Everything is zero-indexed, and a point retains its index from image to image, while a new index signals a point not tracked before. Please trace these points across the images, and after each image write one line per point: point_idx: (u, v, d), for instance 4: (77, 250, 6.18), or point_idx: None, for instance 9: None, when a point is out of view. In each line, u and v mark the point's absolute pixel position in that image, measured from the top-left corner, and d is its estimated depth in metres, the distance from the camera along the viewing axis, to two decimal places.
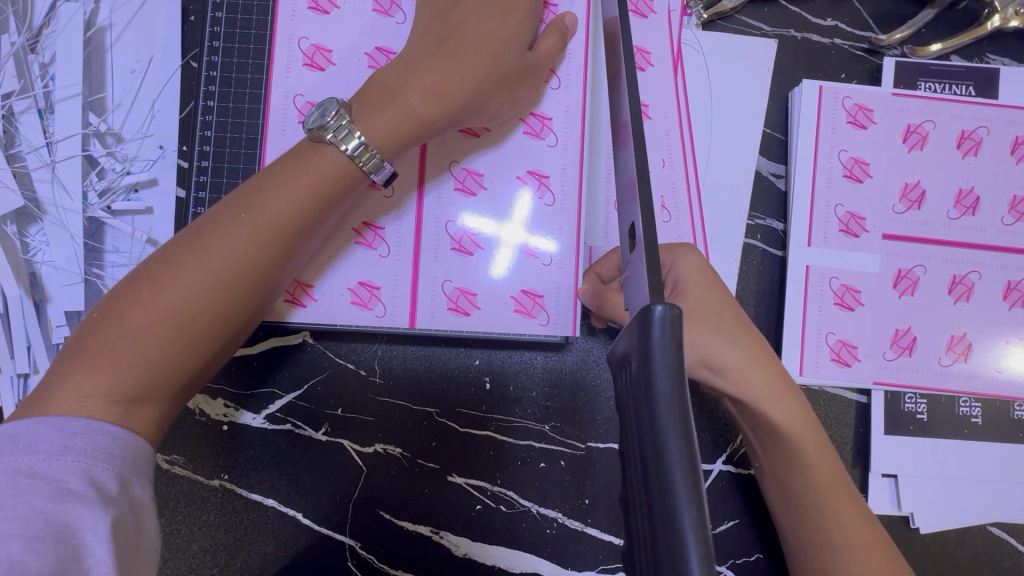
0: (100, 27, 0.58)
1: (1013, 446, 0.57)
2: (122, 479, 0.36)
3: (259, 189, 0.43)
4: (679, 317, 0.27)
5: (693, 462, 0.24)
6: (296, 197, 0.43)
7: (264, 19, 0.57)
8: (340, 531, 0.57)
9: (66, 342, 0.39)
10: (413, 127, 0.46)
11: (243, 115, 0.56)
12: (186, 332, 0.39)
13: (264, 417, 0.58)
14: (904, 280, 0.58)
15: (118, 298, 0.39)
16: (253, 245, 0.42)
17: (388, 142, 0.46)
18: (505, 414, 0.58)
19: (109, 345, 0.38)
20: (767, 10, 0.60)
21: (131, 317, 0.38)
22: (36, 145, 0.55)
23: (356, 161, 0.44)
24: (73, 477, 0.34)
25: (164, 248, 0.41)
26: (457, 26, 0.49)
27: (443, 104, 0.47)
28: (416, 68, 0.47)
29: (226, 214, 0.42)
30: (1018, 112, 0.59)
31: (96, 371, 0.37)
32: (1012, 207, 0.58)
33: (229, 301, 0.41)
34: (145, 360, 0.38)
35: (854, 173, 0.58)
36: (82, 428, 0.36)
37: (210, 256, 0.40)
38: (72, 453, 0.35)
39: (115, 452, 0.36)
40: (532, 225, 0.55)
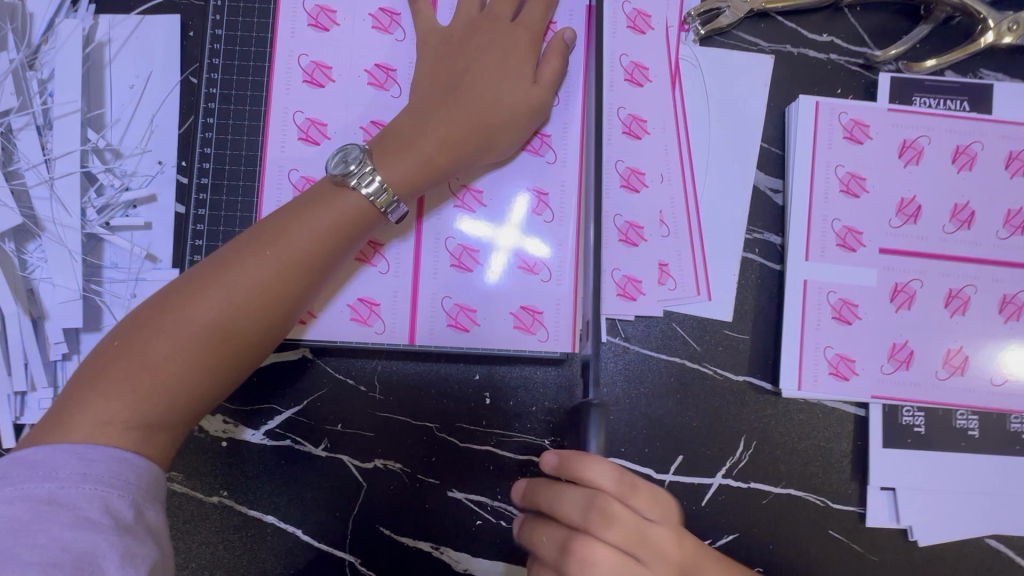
0: (99, 43, 0.58)
1: (1010, 458, 0.58)
2: (136, 507, 0.36)
3: (285, 221, 0.45)
4: None
5: None
6: (319, 234, 0.45)
7: (264, 36, 0.57)
8: (340, 547, 0.57)
9: (87, 365, 0.40)
10: (428, 170, 0.49)
11: (243, 132, 0.56)
12: (204, 359, 0.41)
13: (263, 433, 0.58)
14: (901, 294, 0.58)
15: (142, 321, 0.41)
16: (278, 276, 0.43)
17: (406, 187, 0.48)
18: (505, 430, 0.58)
19: (132, 372, 0.39)
20: (763, 26, 0.61)
21: (153, 341, 0.40)
22: (35, 162, 0.55)
23: (377, 205, 0.47)
24: (90, 505, 0.34)
25: (190, 273, 0.43)
26: (464, 69, 0.51)
27: (453, 148, 0.49)
28: (429, 118, 0.50)
29: (251, 244, 0.44)
30: (1011, 127, 0.59)
31: (116, 395, 0.39)
32: (1007, 221, 0.59)
33: (248, 329, 0.42)
34: (165, 384, 0.40)
35: (850, 188, 0.59)
36: (98, 455, 0.36)
37: (234, 289, 0.42)
38: (89, 480, 0.35)
39: (131, 479, 0.37)
40: (531, 241, 0.55)
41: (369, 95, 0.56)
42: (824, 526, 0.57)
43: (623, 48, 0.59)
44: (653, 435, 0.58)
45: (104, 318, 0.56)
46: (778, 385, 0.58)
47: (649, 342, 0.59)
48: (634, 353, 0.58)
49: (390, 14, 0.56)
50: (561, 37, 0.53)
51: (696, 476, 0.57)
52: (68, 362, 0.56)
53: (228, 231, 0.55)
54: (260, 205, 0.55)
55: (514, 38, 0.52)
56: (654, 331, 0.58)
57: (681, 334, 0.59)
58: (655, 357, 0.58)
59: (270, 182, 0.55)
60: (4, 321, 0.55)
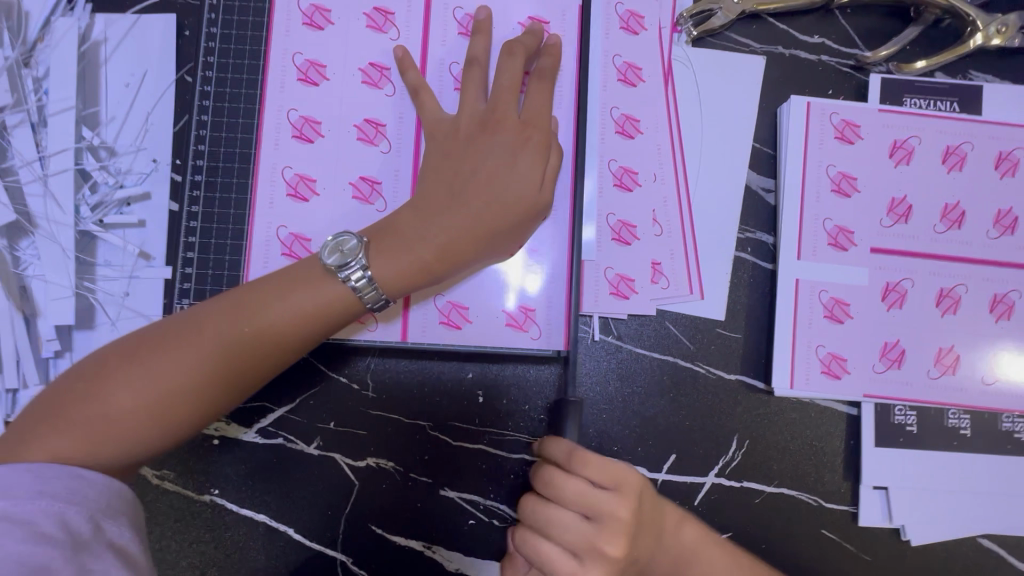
0: (95, 41, 0.59)
1: (1002, 458, 0.58)
2: (94, 521, 0.37)
3: (265, 290, 0.46)
4: None
5: None
6: (299, 312, 0.45)
7: (259, 35, 0.57)
8: (332, 546, 0.57)
9: (49, 390, 0.42)
10: (420, 271, 0.48)
11: (237, 130, 0.56)
12: (160, 419, 0.42)
13: (256, 431, 0.58)
14: (892, 293, 0.58)
15: (106, 367, 0.42)
16: (246, 345, 0.44)
17: (397, 285, 0.48)
18: (498, 428, 0.58)
19: (88, 415, 0.40)
20: (755, 27, 0.62)
21: (111, 393, 0.40)
22: (29, 160, 0.56)
23: (359, 294, 0.47)
24: (45, 519, 0.35)
25: (161, 325, 0.44)
26: (470, 177, 0.50)
27: (447, 256, 0.49)
28: (428, 222, 0.49)
29: (225, 309, 0.45)
30: (1001, 127, 0.60)
31: (69, 435, 0.39)
32: (997, 221, 0.59)
33: (207, 391, 0.43)
34: (118, 438, 0.40)
35: (842, 188, 0.59)
36: (57, 473, 0.37)
37: (205, 350, 0.43)
38: (46, 497, 0.36)
39: (89, 494, 0.38)
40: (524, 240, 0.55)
41: (363, 94, 0.56)
42: (816, 525, 0.57)
43: (616, 49, 0.59)
44: (646, 434, 0.58)
45: (97, 315, 0.56)
46: (770, 384, 0.58)
47: (643, 341, 0.59)
48: (627, 351, 0.59)
49: (384, 14, 0.57)
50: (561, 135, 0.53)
51: (689, 474, 0.57)
52: (60, 359, 0.56)
53: (222, 228, 0.55)
54: (253, 203, 0.55)
55: (523, 134, 0.51)
56: (648, 329, 0.59)
57: (675, 333, 0.59)
58: (648, 356, 0.59)
59: (264, 178, 0.55)
60: None
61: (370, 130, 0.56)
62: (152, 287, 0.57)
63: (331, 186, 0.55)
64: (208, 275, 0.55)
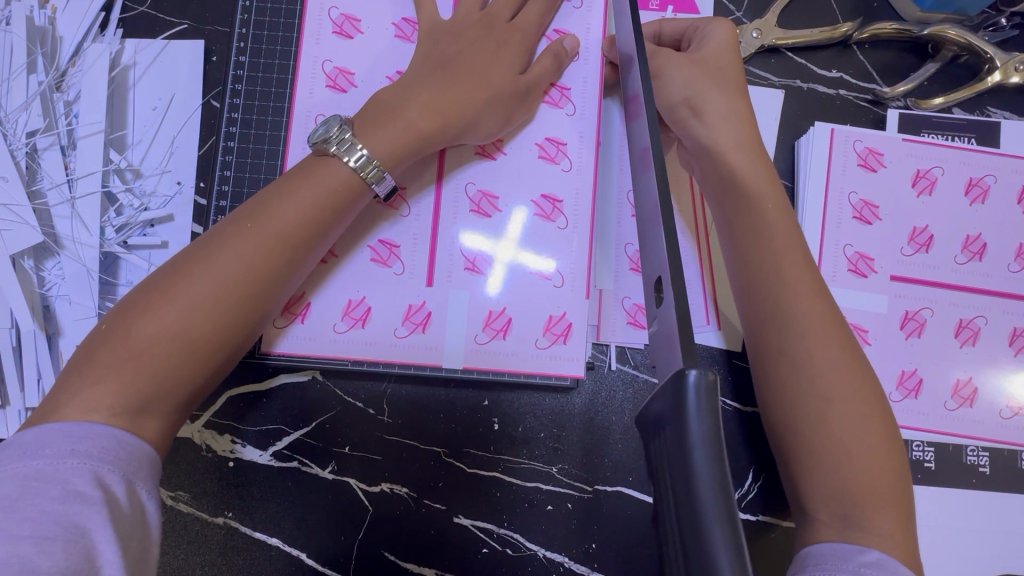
0: (124, 66, 0.60)
1: (1020, 495, 0.57)
2: (128, 484, 0.37)
3: (302, 171, 0.47)
4: (714, 382, 0.25)
5: (737, 545, 0.23)
6: (304, 208, 0.45)
7: (286, 64, 0.59)
8: (344, 572, 0.57)
9: (74, 354, 0.40)
10: (414, 139, 0.49)
11: (263, 156, 0.57)
12: (190, 347, 0.40)
13: (270, 454, 0.58)
14: (911, 321, 0.58)
15: (124, 312, 0.41)
16: (270, 251, 0.44)
17: (388, 155, 0.48)
18: (512, 455, 0.58)
19: (117, 353, 0.39)
20: (774, 61, 0.62)
21: (135, 331, 0.40)
22: (57, 182, 0.57)
23: (361, 174, 0.47)
24: (80, 478, 0.35)
25: (168, 263, 0.43)
26: (457, 57, 0.53)
27: (440, 121, 0.50)
28: (414, 88, 0.51)
29: (228, 229, 0.44)
30: (1022, 161, 0.60)
31: (106, 378, 0.38)
32: (1017, 255, 0.59)
33: (289, 283, 0.46)
34: (160, 388, 0.40)
35: (863, 215, 0.59)
36: (87, 432, 0.37)
37: (214, 269, 0.42)
38: (78, 455, 0.36)
39: (121, 455, 0.37)
40: (522, 242, 0.56)
41: (358, 85, 0.56)
42: None
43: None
44: None
45: None
46: None
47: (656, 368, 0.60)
48: (643, 381, 0.59)
49: (412, 25, 0.57)
50: (560, 43, 0.55)
51: None
52: None
53: None
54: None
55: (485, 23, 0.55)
56: None
57: None
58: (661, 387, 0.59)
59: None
60: (20, 335, 0.55)
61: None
62: None
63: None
64: None
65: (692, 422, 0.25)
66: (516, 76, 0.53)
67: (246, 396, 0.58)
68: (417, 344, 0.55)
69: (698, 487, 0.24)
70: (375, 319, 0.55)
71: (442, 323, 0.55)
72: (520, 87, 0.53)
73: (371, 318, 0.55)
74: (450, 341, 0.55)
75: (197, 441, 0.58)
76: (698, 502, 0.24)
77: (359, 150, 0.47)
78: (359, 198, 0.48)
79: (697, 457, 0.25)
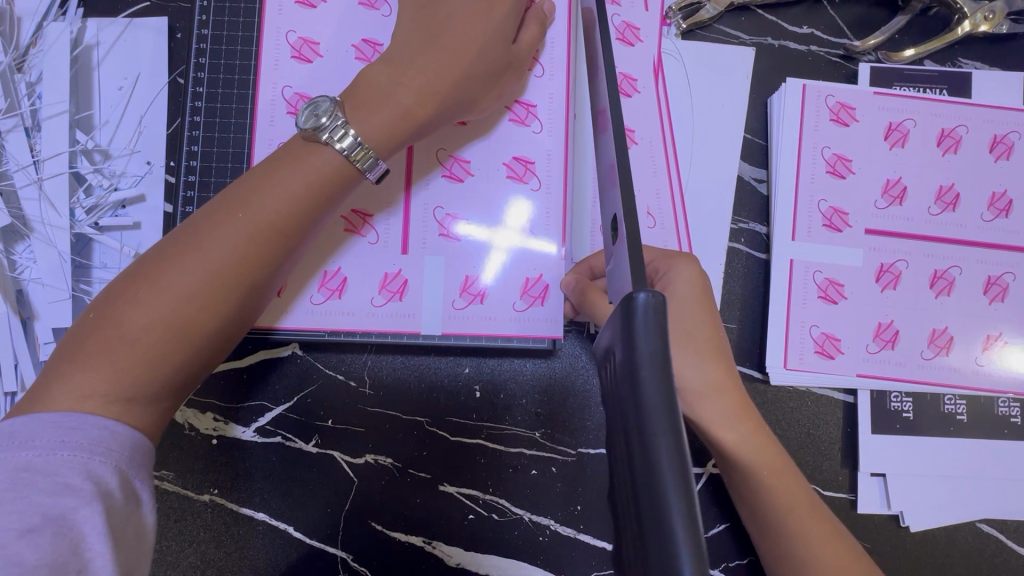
0: (87, 45, 0.59)
1: (998, 442, 0.58)
2: (121, 475, 0.36)
3: (289, 152, 0.45)
4: (663, 303, 0.26)
5: (681, 450, 0.23)
6: (294, 193, 0.44)
7: (250, 36, 0.57)
8: (331, 543, 0.57)
9: (64, 340, 0.39)
10: (404, 120, 0.46)
11: (230, 130, 0.57)
12: (180, 332, 0.40)
13: (254, 430, 0.58)
14: (886, 274, 0.58)
15: (111, 295, 0.40)
16: (259, 235, 0.42)
17: (382, 143, 0.46)
18: (495, 422, 0.58)
19: (109, 342, 0.38)
20: (744, 19, 0.62)
21: (124, 316, 0.39)
22: (23, 163, 0.56)
23: (352, 160, 0.45)
24: (73, 472, 0.34)
25: (154, 249, 0.41)
26: (449, 23, 0.48)
27: (431, 96, 0.46)
28: (407, 64, 0.47)
29: (214, 212, 0.43)
30: (995, 110, 0.60)
31: (98, 367, 0.38)
32: (992, 204, 0.59)
33: (280, 268, 0.45)
34: (153, 377, 0.39)
35: (837, 169, 0.59)
36: (79, 423, 0.36)
37: (205, 257, 0.41)
38: (69, 447, 0.35)
39: (113, 446, 0.37)
40: (530, 229, 0.56)
41: (322, 60, 0.56)
42: None
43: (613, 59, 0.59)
44: None
45: None
46: (766, 371, 0.58)
47: None
48: None
49: None
50: (540, 7, 0.54)
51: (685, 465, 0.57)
52: None
53: None
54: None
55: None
56: None
57: None
58: None
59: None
60: None
61: (301, 104, 0.55)
62: None
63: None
64: None
65: (640, 342, 0.25)
66: (510, 44, 0.50)
67: (226, 374, 0.58)
68: (394, 312, 0.55)
69: (643, 399, 0.24)
70: (351, 290, 0.55)
71: (418, 292, 0.55)
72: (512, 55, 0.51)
73: (348, 288, 0.55)
74: (427, 310, 0.55)
75: (180, 420, 0.57)
76: (643, 413, 0.24)
77: (349, 134, 0.45)
78: (349, 181, 0.46)
79: (642, 364, 0.25)
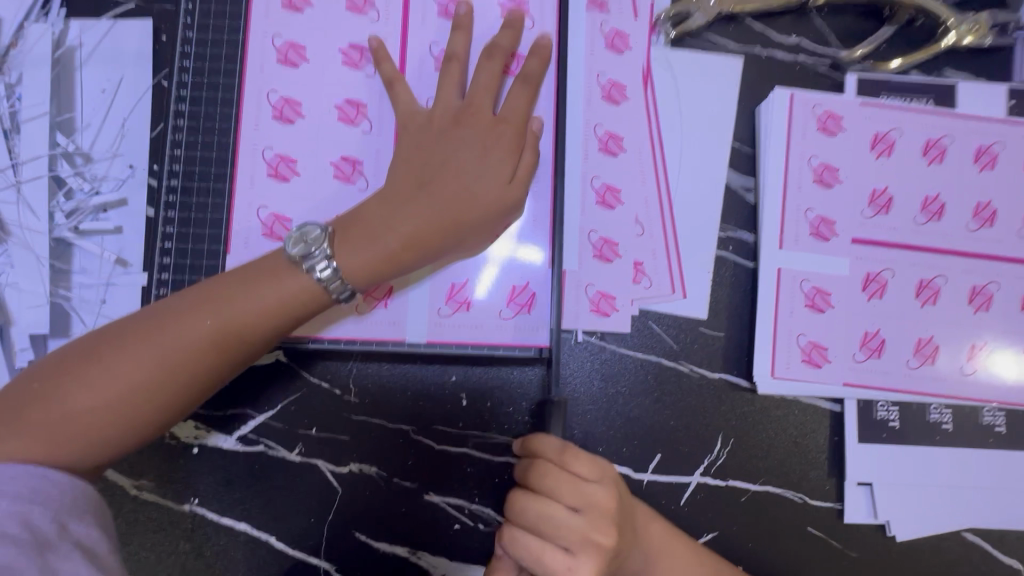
0: (69, 47, 0.58)
1: (984, 451, 0.58)
2: (59, 522, 0.37)
3: (270, 265, 0.47)
4: None
5: None
6: (283, 293, 0.46)
7: (236, 38, 0.56)
8: (315, 554, 0.56)
9: (36, 375, 0.42)
10: (386, 261, 0.49)
11: (215, 133, 0.56)
12: (119, 420, 0.42)
13: (236, 439, 0.57)
14: (872, 283, 0.59)
15: (62, 368, 0.42)
16: (217, 339, 0.44)
17: (375, 263, 0.48)
18: (482, 431, 0.58)
19: (70, 395, 0.41)
20: (733, 28, 0.62)
21: (68, 395, 0.41)
22: (2, 166, 0.55)
23: (326, 287, 0.47)
24: (8, 521, 0.35)
25: (146, 311, 0.45)
26: (444, 165, 0.51)
27: (421, 245, 0.49)
28: (405, 198, 0.50)
29: (180, 305, 0.45)
30: (980, 121, 0.60)
31: (53, 420, 0.40)
32: (976, 214, 0.60)
33: (234, 370, 0.46)
34: (105, 441, 0.42)
35: (824, 178, 0.60)
36: (16, 472, 0.38)
37: (181, 336, 0.43)
38: (7, 497, 0.36)
39: (52, 494, 0.38)
40: (520, 237, 0.55)
41: (307, 67, 0.56)
42: (802, 523, 0.57)
43: (601, 67, 0.60)
44: (631, 434, 0.58)
45: (72, 322, 0.55)
46: (753, 380, 0.58)
47: (627, 341, 0.59)
48: (610, 351, 0.59)
49: None
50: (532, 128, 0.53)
51: (673, 474, 0.57)
52: None
53: (200, 218, 0.55)
54: (229, 240, 0.54)
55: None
56: (631, 331, 0.59)
57: (658, 332, 0.59)
58: (632, 355, 0.59)
59: (239, 221, 0.55)
60: None
61: (286, 108, 0.55)
62: (129, 294, 0.56)
63: (310, 160, 0.55)
64: (185, 280, 0.54)
65: None
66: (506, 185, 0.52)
67: None
68: (380, 319, 0.55)
69: None
70: None
71: (408, 297, 0.55)
72: (509, 198, 0.52)
73: None
74: (411, 318, 0.55)
75: None
76: None
77: (329, 262, 0.47)
78: (319, 307, 0.48)
79: None
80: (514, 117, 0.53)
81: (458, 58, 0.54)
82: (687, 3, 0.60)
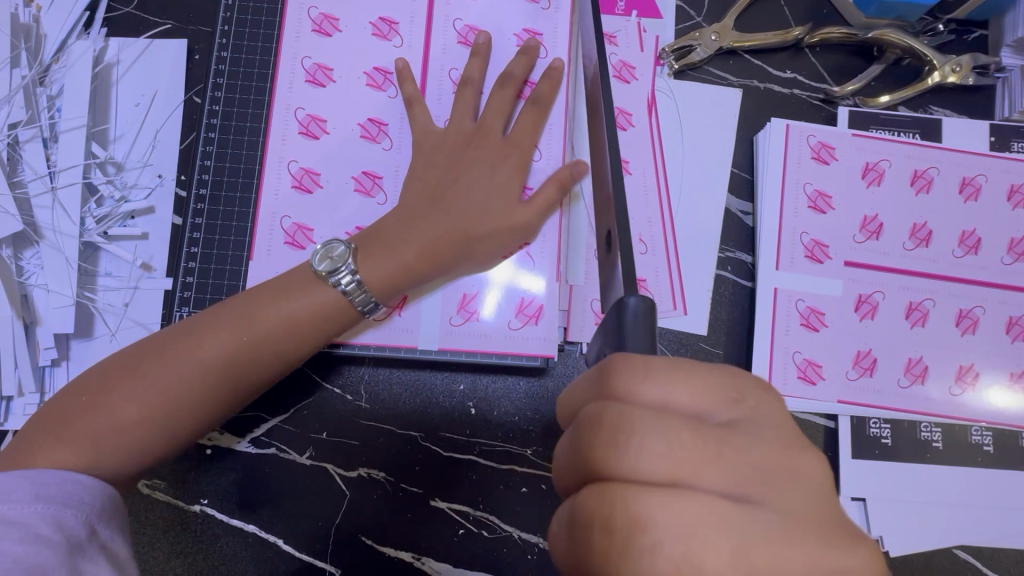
0: (107, 63, 0.61)
1: (972, 468, 0.60)
2: (90, 526, 0.39)
3: (297, 280, 0.50)
4: (651, 306, 0.31)
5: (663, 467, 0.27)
6: (311, 309, 0.49)
7: (268, 61, 0.61)
8: (322, 558, 0.57)
9: (78, 385, 0.45)
10: (400, 273, 0.51)
11: (243, 146, 0.59)
12: (159, 428, 0.44)
13: (249, 441, 0.59)
14: (864, 304, 0.61)
15: (105, 379, 0.44)
16: (251, 352, 0.47)
17: (383, 282, 0.51)
18: (488, 439, 0.60)
19: (110, 404, 0.43)
20: (732, 62, 0.66)
21: (111, 405, 0.43)
22: (40, 173, 0.58)
23: (349, 296, 0.50)
24: (42, 522, 0.37)
25: (182, 324, 0.48)
26: (452, 185, 0.54)
27: (428, 260, 0.52)
28: (419, 218, 0.53)
29: (213, 320, 0.47)
30: (963, 155, 0.64)
31: (93, 429, 0.43)
32: (962, 241, 0.63)
33: (266, 378, 0.49)
34: (142, 448, 0.44)
35: (818, 205, 0.63)
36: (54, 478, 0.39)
37: (215, 348, 0.46)
38: (41, 500, 0.38)
39: (84, 499, 0.40)
40: (520, 264, 0.58)
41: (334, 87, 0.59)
42: None
43: None
44: None
45: (96, 324, 0.58)
46: None
47: None
48: None
49: (388, 24, 0.60)
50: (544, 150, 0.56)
51: None
52: (57, 368, 0.57)
53: (225, 226, 0.58)
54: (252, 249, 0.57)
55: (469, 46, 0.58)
56: None
57: (660, 347, 0.61)
58: None
59: (262, 229, 0.57)
60: None
61: (312, 126, 0.58)
62: (152, 298, 0.58)
63: (333, 174, 0.58)
64: (209, 284, 0.57)
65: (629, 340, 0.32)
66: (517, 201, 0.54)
67: None
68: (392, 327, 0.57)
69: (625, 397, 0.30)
70: None
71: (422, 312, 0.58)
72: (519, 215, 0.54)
73: None
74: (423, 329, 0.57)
75: None
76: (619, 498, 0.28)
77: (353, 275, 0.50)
78: (344, 318, 0.51)
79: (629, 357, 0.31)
80: (523, 137, 0.56)
81: (473, 84, 0.57)
82: (690, 38, 0.65)
